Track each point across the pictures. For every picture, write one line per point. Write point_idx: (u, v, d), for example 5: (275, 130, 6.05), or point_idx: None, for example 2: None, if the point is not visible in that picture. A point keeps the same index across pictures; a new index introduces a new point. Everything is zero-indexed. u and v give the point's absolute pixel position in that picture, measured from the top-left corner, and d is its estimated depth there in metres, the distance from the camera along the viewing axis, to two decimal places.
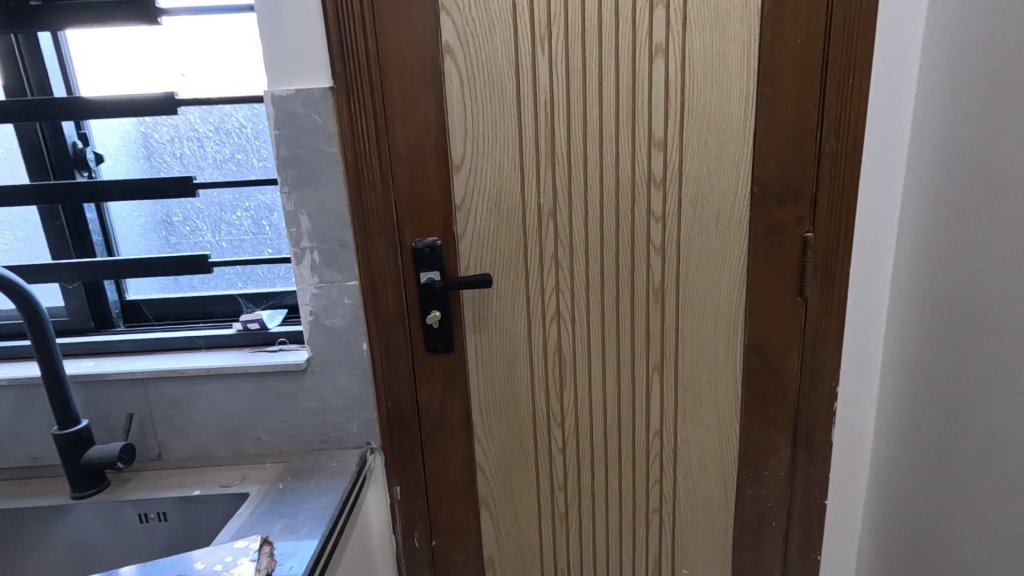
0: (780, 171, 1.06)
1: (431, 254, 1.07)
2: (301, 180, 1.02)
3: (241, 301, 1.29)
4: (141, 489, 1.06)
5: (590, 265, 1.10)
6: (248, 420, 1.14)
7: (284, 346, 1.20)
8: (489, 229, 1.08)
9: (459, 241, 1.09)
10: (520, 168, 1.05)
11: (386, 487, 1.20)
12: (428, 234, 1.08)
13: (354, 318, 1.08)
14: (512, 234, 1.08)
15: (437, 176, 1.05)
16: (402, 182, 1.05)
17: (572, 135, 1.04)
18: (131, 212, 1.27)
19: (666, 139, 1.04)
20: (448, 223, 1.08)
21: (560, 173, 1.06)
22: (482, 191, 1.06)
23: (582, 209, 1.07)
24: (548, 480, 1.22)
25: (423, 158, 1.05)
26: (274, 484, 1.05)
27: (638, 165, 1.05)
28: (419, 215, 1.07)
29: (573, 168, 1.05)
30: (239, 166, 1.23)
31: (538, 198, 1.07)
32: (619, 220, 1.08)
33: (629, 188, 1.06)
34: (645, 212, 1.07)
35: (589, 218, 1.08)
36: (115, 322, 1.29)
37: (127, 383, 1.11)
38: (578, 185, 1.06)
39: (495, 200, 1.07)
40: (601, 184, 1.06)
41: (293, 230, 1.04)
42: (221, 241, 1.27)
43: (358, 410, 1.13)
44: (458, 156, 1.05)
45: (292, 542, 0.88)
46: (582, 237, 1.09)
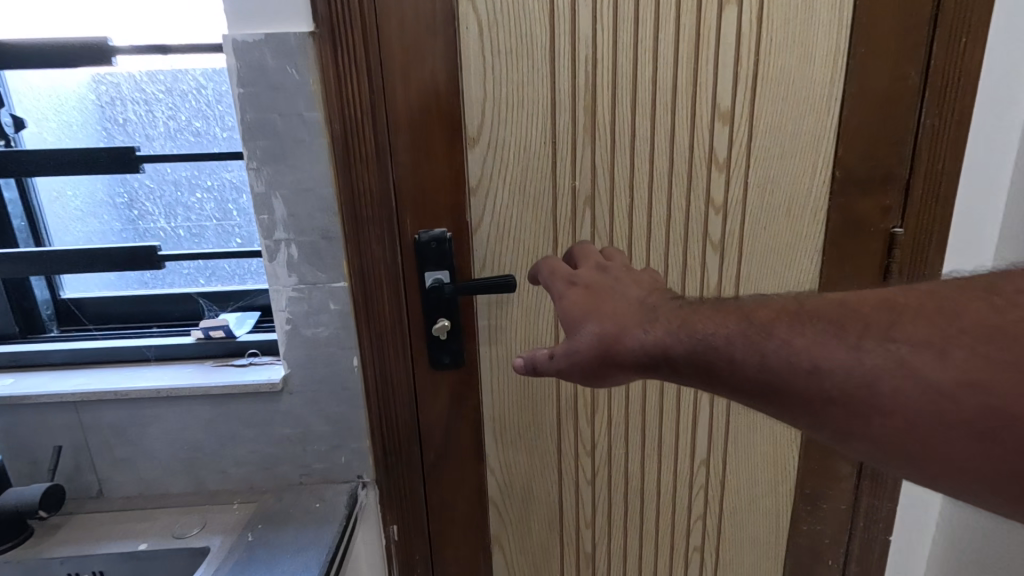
0: (868, 152, 0.86)
1: (438, 251, 0.87)
2: (273, 154, 0.80)
3: (204, 301, 1.07)
4: (72, 541, 0.85)
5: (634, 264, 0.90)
6: (209, 451, 0.92)
7: (255, 359, 0.98)
8: (511, 220, 0.87)
9: (472, 233, 0.88)
10: (552, 143, 0.84)
11: (380, 526, 1.00)
12: (434, 224, 0.87)
13: (342, 327, 0.88)
14: (539, 225, 0.88)
15: (447, 151, 0.84)
16: (402, 159, 0.83)
17: (618, 102, 0.83)
18: (63, 192, 1.03)
19: (733, 108, 0.84)
20: (459, 212, 0.87)
21: (601, 151, 0.85)
22: (503, 171, 0.85)
23: (626, 195, 0.87)
24: (573, 515, 1.03)
25: (430, 128, 0.82)
26: (243, 533, 0.85)
27: (697, 141, 0.85)
28: (424, 200, 0.85)
29: (618, 143, 0.84)
30: (198, 137, 1.00)
31: (573, 180, 0.86)
32: (670, 210, 0.88)
33: (684, 170, 0.86)
34: (702, 200, 0.87)
35: (634, 207, 0.87)
36: (47, 326, 1.05)
37: (55, 406, 0.89)
38: (622, 164, 0.85)
39: (520, 183, 0.86)
40: (650, 164, 0.85)
41: (265, 218, 0.83)
42: (177, 229, 1.04)
43: (347, 437, 0.93)
44: (474, 126, 0.84)
45: None
46: (625, 230, 0.88)
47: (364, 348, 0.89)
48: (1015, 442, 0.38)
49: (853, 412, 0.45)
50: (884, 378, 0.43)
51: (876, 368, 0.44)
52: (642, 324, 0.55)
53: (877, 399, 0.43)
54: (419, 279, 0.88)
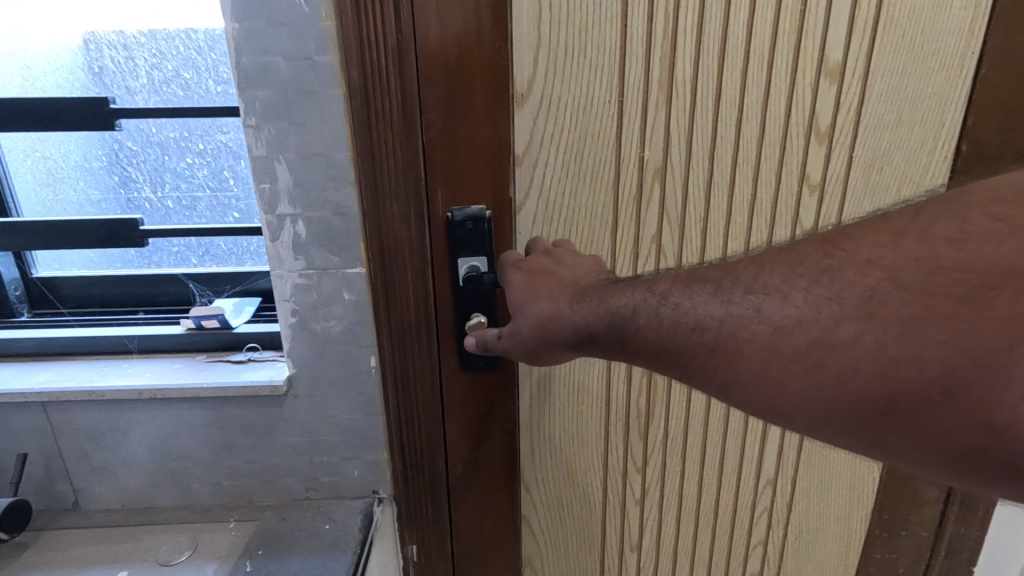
0: (1006, 122, 0.70)
1: (475, 233, 0.72)
2: (276, 107, 0.65)
3: (197, 284, 0.92)
4: (40, 567, 0.73)
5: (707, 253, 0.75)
6: (201, 461, 0.79)
7: (253, 355, 0.84)
8: (562, 196, 0.72)
9: (517, 211, 0.73)
10: (618, 101, 0.69)
11: (397, 547, 0.87)
12: (470, 200, 0.71)
13: (358, 321, 0.74)
14: (597, 203, 0.73)
15: (489, 110, 0.68)
16: (433, 117, 0.68)
17: (703, 51, 0.67)
18: (30, 152, 0.88)
19: (845, 61, 0.67)
20: (501, 186, 0.72)
21: (679, 112, 0.69)
22: (557, 136, 0.70)
23: (704, 169, 0.71)
24: (616, 536, 0.91)
25: (469, 80, 0.67)
26: (240, 561, 0.73)
27: (797, 103, 0.69)
28: (457, 169, 0.70)
29: (699, 105, 0.69)
30: (188, 91, 0.84)
31: (641, 148, 0.70)
32: (756, 188, 0.72)
33: (777, 139, 0.70)
34: (795, 178, 0.72)
35: (712, 184, 0.72)
36: (16, 310, 0.91)
37: (20, 407, 0.76)
38: (703, 131, 0.70)
39: (577, 152, 0.71)
40: (737, 130, 0.70)
41: (266, 188, 0.68)
42: (165, 199, 0.89)
43: (361, 449, 0.80)
44: (523, 78, 0.68)
45: None
46: (700, 211, 0.73)
47: (383, 346, 0.75)
48: (839, 367, 0.38)
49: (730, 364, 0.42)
50: (747, 326, 0.41)
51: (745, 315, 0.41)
52: (572, 301, 0.53)
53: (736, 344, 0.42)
54: (450, 267, 0.74)
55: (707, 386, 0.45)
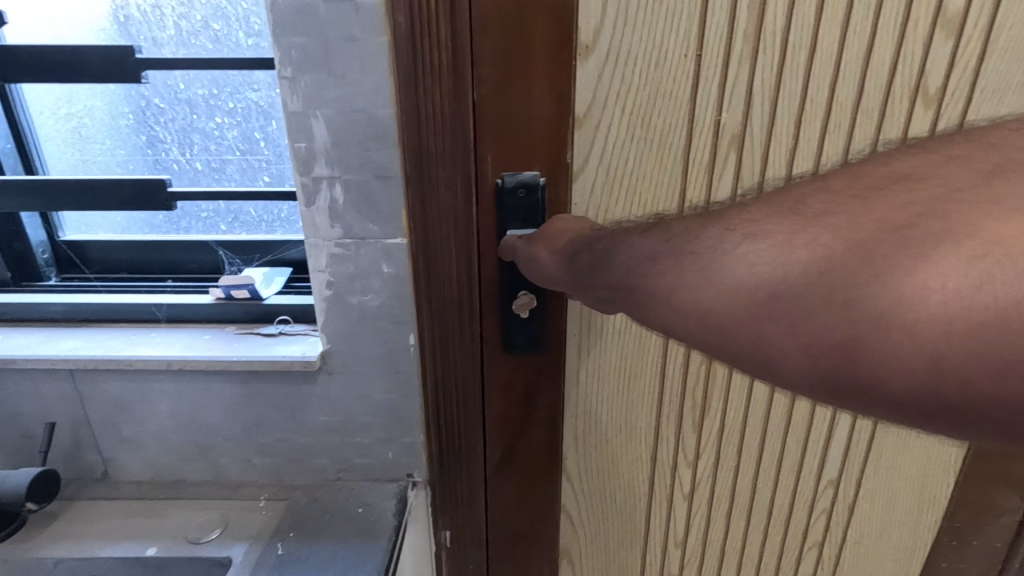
0: None
1: (526, 202, 0.65)
2: (313, 56, 0.59)
3: (225, 251, 0.88)
4: (69, 538, 0.71)
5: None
6: (230, 437, 0.76)
7: (285, 328, 0.79)
8: (625, 164, 0.65)
9: (574, 179, 0.66)
10: (696, 56, 0.60)
11: (430, 531, 0.83)
12: (522, 165, 0.65)
13: (396, 295, 0.69)
14: (662, 174, 0.65)
15: (548, 63, 0.61)
16: (486, 72, 0.60)
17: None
18: (56, 108, 0.84)
19: (968, 9, 0.58)
20: (558, 150, 0.64)
21: (766, 69, 0.60)
22: (625, 95, 0.62)
23: (789, 138, 0.63)
24: (661, 531, 0.87)
25: (528, 29, 0.59)
26: (271, 543, 0.70)
27: (905, 61, 0.60)
28: (509, 131, 0.63)
29: (789, 61, 0.60)
30: (218, 44, 0.78)
31: (718, 110, 0.62)
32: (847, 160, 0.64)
33: (876, 104, 0.62)
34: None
35: (796, 154, 0.64)
36: (44, 273, 0.88)
37: (47, 374, 0.73)
38: (791, 93, 0.61)
39: (645, 114, 0.63)
40: (830, 93, 0.61)
41: (301, 147, 0.62)
42: (193, 161, 0.84)
43: (396, 430, 0.76)
44: (589, 27, 0.60)
45: None
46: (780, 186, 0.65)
47: (423, 322, 0.70)
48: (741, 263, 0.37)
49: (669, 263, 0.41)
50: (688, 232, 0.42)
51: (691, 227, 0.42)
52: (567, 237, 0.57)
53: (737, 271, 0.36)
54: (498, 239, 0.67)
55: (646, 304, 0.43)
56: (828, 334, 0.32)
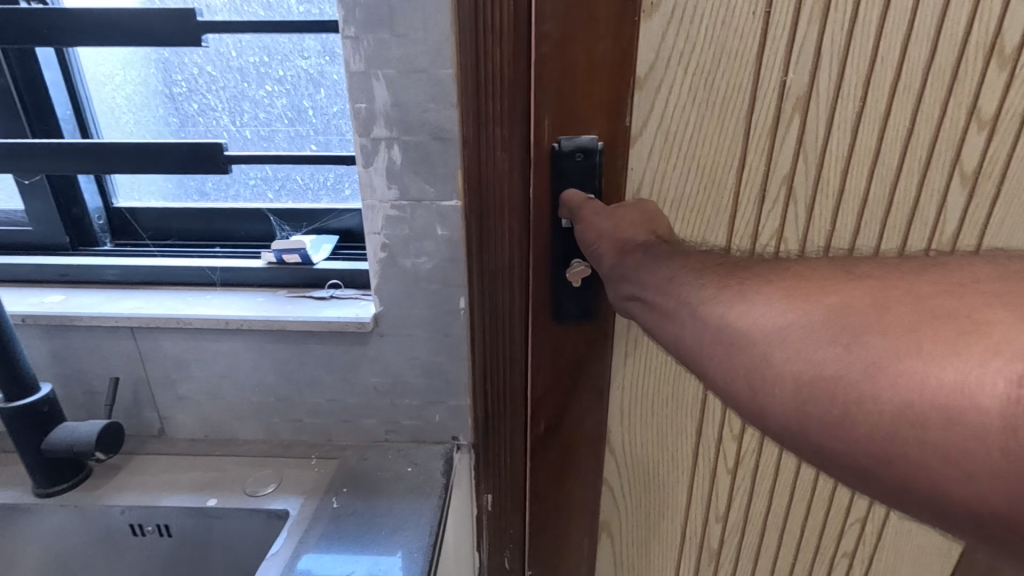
0: None
1: (583, 167, 0.65)
2: (379, 15, 0.60)
3: (273, 218, 0.89)
4: (133, 488, 0.74)
5: (844, 198, 0.67)
6: (284, 397, 0.78)
7: (337, 292, 0.80)
8: (684, 128, 0.65)
9: (632, 144, 0.66)
10: (765, 14, 0.60)
11: (472, 493, 0.84)
12: (578, 129, 0.64)
13: (449, 258, 0.70)
14: (722, 136, 0.65)
15: (609, 23, 0.61)
16: (547, 28, 0.59)
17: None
18: (112, 74, 0.85)
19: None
20: (617, 114, 0.65)
21: (836, 25, 0.59)
22: (687, 55, 0.62)
23: (856, 99, 0.62)
24: (702, 505, 0.87)
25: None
26: (326, 498, 0.72)
27: (983, 18, 0.58)
28: (568, 92, 0.63)
29: (859, 17, 0.59)
30: (270, 10, 0.79)
31: (784, 72, 0.62)
32: (915, 121, 0.63)
33: (948, 63, 0.60)
34: (957, 123, 0.63)
35: (863, 116, 0.63)
36: (99, 239, 0.91)
37: (111, 331, 0.76)
38: (862, 52, 0.60)
39: (706, 75, 0.63)
40: (903, 52, 0.60)
41: (362, 107, 0.63)
42: (243, 128, 0.86)
43: (444, 393, 0.77)
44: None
45: None
46: (844, 149, 0.65)
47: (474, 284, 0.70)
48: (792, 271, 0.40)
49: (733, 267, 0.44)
50: None
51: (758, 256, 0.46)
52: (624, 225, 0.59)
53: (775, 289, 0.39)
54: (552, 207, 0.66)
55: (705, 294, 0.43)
56: (824, 365, 0.34)
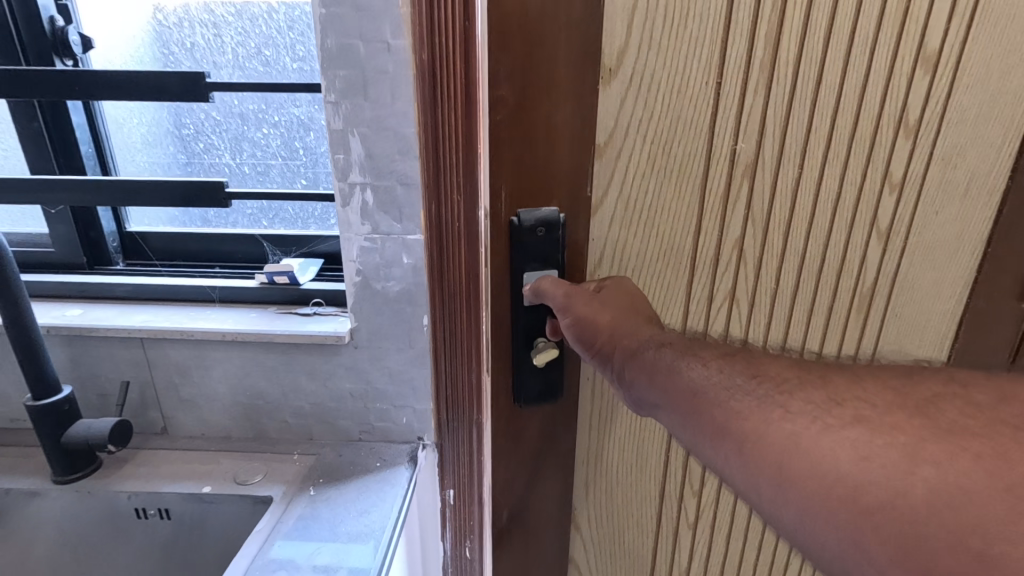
0: None
1: (545, 237, 0.75)
2: (354, 85, 0.73)
3: (266, 243, 1.02)
4: (139, 476, 0.85)
5: (787, 253, 0.79)
6: (271, 400, 0.90)
7: (319, 309, 0.93)
8: (642, 196, 0.77)
9: (595, 212, 0.78)
10: (717, 83, 0.70)
11: (436, 487, 0.96)
12: (541, 200, 0.74)
13: (416, 282, 0.83)
14: (680, 198, 0.77)
15: (565, 92, 0.70)
16: (502, 95, 0.68)
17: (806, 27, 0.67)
18: (129, 118, 0.99)
19: (941, 54, 0.69)
20: (578, 188, 0.76)
21: (773, 99, 0.71)
22: (646, 120, 0.73)
23: (794, 165, 0.74)
24: (669, 545, 1.02)
25: (547, 68, 0.69)
26: (303, 487, 0.83)
27: (893, 93, 0.70)
28: (527, 163, 0.73)
29: (790, 85, 0.70)
30: (268, 67, 0.93)
31: (734, 140, 0.73)
32: (841, 187, 0.75)
33: (868, 132, 0.72)
34: (868, 211, 0.77)
35: (800, 183, 0.75)
36: (113, 259, 1.03)
37: (123, 341, 0.88)
38: (800, 123, 0.72)
39: (662, 142, 0.74)
40: (833, 124, 0.72)
41: (340, 158, 0.76)
42: (242, 165, 0.99)
43: (411, 398, 0.90)
44: (614, 52, 0.70)
45: (333, 558, 0.72)
46: (785, 210, 0.76)
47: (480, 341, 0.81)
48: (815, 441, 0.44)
49: (755, 413, 0.48)
50: None
51: (748, 382, 0.51)
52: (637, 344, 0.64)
53: (788, 406, 0.47)
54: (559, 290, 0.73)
55: (740, 437, 0.47)
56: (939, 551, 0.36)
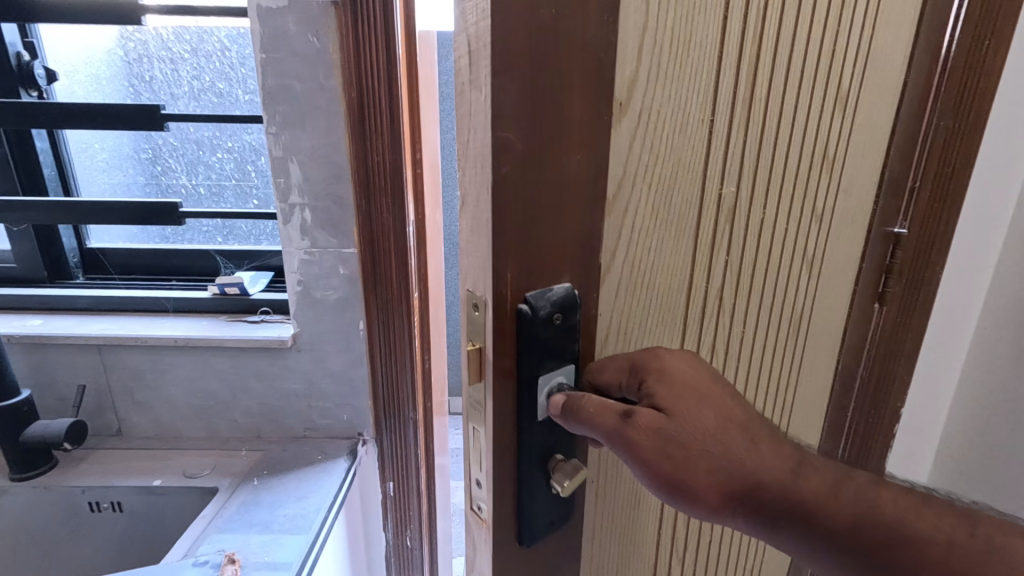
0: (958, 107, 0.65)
1: (562, 334, 0.39)
2: (292, 118, 0.84)
3: (218, 258, 1.11)
4: (94, 473, 0.92)
5: (750, 316, 0.52)
6: (221, 401, 0.98)
7: (267, 317, 1.02)
8: (645, 263, 0.44)
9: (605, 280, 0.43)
10: (711, 123, 0.43)
11: (378, 481, 1.05)
12: (554, 270, 0.39)
13: (352, 291, 0.92)
14: (675, 256, 0.45)
15: (584, 130, 0.37)
16: (509, 136, 0.33)
17: (793, 48, 0.44)
18: (91, 144, 1.07)
19: (853, 97, 0.51)
20: (590, 253, 0.41)
21: (747, 151, 0.45)
22: (657, 157, 0.41)
23: (762, 198, 0.48)
24: None
25: (557, 86, 0.35)
26: (248, 478, 0.91)
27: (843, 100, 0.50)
28: (541, 226, 0.37)
29: (767, 123, 0.45)
30: (221, 98, 1.03)
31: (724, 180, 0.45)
32: (788, 224, 0.51)
33: (804, 166, 0.50)
34: (800, 250, 0.53)
35: (764, 226, 0.50)
36: (73, 273, 1.11)
37: (80, 347, 0.95)
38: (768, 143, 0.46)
39: (650, 162, 0.41)
40: (790, 136, 0.47)
41: (281, 181, 0.87)
42: (198, 186, 1.08)
43: (351, 396, 0.98)
44: (621, 75, 0.38)
45: (266, 536, 0.79)
46: (750, 258, 0.50)
47: (482, 476, 0.41)
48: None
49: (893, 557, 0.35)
50: None
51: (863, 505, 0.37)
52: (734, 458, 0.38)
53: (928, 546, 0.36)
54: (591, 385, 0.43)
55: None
56: None
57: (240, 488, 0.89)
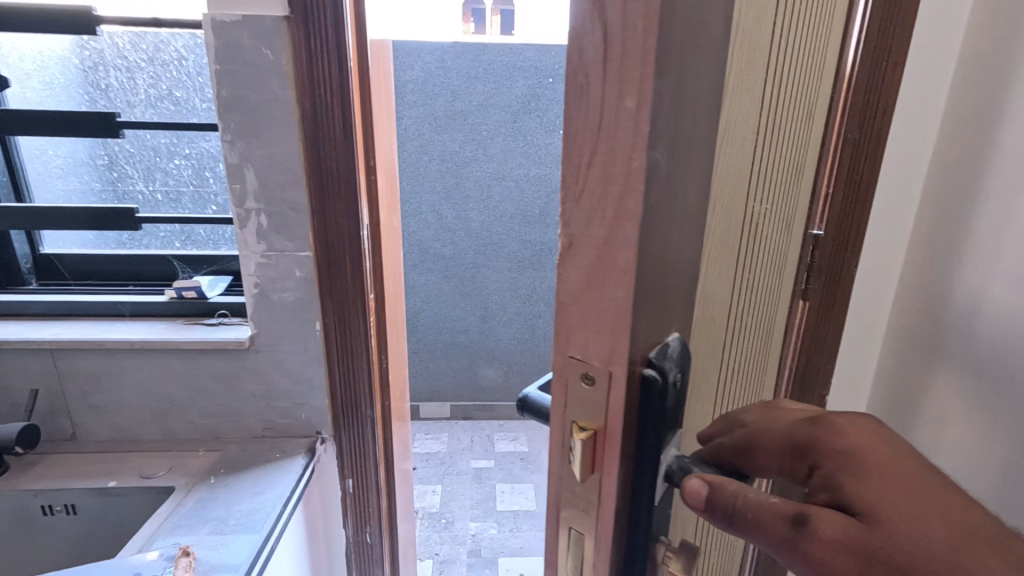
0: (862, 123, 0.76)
1: (678, 395, 0.36)
2: (247, 127, 0.87)
3: (176, 262, 1.12)
4: (47, 477, 0.92)
5: (748, 317, 0.56)
6: (178, 403, 1.00)
7: (224, 319, 1.04)
8: (710, 291, 0.42)
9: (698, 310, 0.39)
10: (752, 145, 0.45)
11: (337, 479, 1.07)
12: (665, 326, 0.35)
13: (307, 294, 0.95)
14: (725, 277, 0.45)
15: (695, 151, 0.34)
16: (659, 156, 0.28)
17: (785, 76, 0.49)
18: (46, 150, 1.08)
19: (801, 114, 0.60)
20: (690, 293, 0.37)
21: (762, 172, 0.49)
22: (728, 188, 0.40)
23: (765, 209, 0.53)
24: None
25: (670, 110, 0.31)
26: (205, 477, 0.93)
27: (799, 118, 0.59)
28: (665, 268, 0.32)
29: (772, 144, 0.50)
30: (179, 106, 1.05)
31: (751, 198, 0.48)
32: (769, 230, 0.57)
33: (780, 178, 0.56)
34: (773, 253, 0.60)
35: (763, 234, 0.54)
36: (26, 279, 1.10)
37: (33, 352, 0.95)
38: (770, 159, 0.50)
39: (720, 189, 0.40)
40: (777, 154, 0.53)
41: (237, 187, 0.90)
42: (155, 192, 1.10)
43: (309, 396, 1.01)
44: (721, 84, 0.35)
45: (218, 534, 0.81)
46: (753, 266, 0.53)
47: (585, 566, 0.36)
48: None
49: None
50: None
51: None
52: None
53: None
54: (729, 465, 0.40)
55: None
56: None
57: (196, 487, 0.91)
